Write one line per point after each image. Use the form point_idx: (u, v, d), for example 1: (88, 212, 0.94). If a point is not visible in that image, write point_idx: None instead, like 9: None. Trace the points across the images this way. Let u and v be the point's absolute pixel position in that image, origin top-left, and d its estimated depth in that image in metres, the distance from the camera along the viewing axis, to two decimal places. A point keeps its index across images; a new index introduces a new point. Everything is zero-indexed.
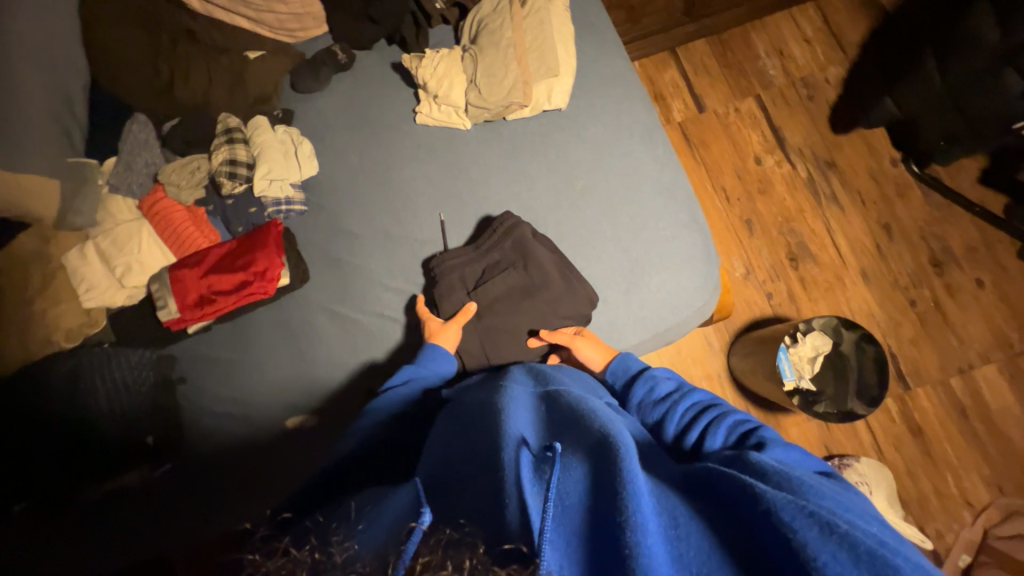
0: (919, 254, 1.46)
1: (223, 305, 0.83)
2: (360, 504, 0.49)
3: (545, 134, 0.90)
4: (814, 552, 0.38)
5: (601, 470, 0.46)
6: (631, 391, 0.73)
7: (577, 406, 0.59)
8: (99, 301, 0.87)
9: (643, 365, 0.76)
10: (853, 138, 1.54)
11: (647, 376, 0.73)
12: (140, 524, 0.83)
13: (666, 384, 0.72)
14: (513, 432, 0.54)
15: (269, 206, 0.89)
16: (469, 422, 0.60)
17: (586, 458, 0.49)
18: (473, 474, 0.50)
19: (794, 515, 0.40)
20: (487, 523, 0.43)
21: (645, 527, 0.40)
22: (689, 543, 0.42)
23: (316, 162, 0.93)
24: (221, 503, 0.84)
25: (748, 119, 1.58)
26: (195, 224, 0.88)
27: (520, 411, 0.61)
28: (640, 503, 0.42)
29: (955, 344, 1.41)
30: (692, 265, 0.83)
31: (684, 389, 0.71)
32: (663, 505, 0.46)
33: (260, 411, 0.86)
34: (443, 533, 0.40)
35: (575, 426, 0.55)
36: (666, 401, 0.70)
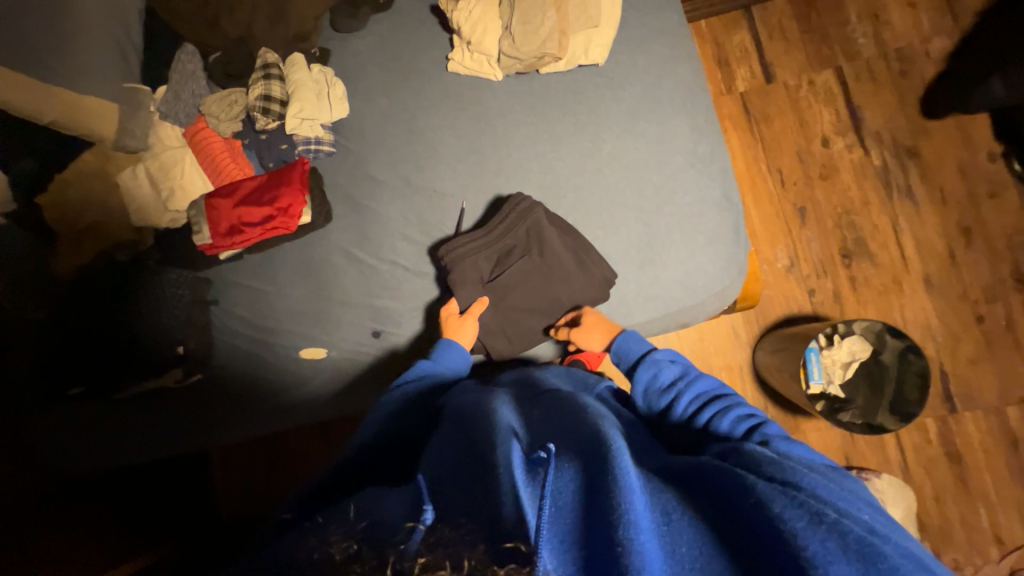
0: (1000, 266, 1.29)
1: (250, 236, 0.88)
2: (358, 506, 0.49)
3: (578, 91, 0.85)
4: (805, 543, 0.39)
5: (592, 458, 0.47)
6: (636, 376, 0.71)
7: (569, 408, 0.59)
8: (146, 221, 0.94)
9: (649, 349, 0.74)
10: (946, 125, 1.34)
11: (654, 362, 0.71)
12: (171, 422, 0.93)
13: (673, 370, 0.69)
14: (506, 429, 0.55)
15: (299, 144, 0.92)
16: (466, 420, 0.61)
17: (577, 450, 0.49)
18: (469, 472, 0.50)
19: (784, 507, 0.42)
20: (486, 516, 0.43)
21: (637, 518, 0.40)
22: (682, 539, 0.41)
23: (347, 104, 0.94)
24: (241, 413, 0.93)
25: (822, 94, 1.41)
26: (232, 157, 0.93)
27: (511, 410, 0.61)
28: (630, 491, 0.42)
29: (1022, 370, 1.26)
30: (715, 245, 0.79)
31: (691, 374, 0.69)
32: (653, 494, 0.45)
33: (279, 338, 0.93)
34: (442, 533, 0.40)
35: (566, 425, 0.56)
36: (672, 387, 0.68)
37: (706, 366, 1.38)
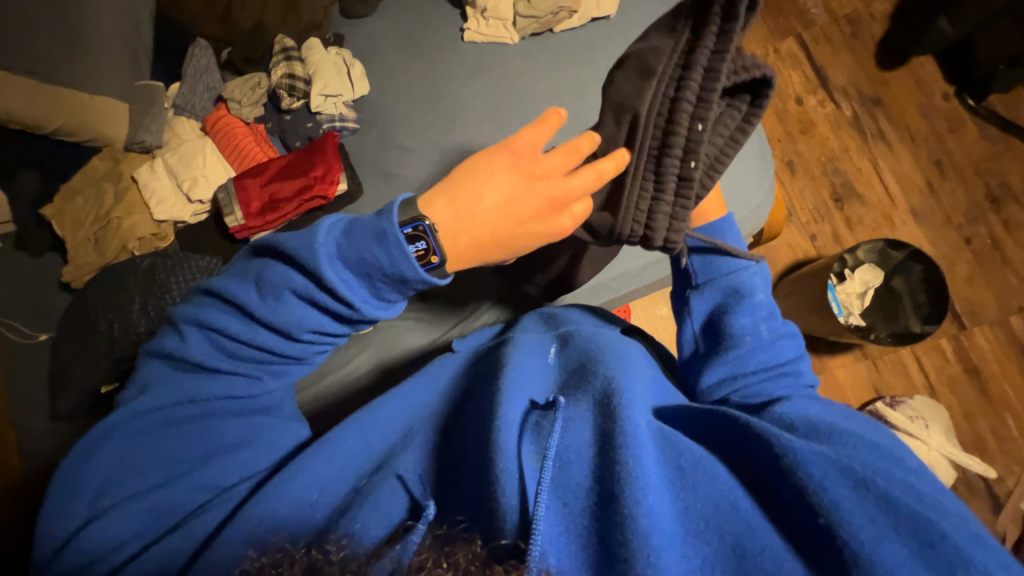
0: (974, 191, 1.40)
1: (286, 211, 0.86)
2: (358, 505, 0.50)
3: (593, 44, 0.90)
4: (848, 518, 0.40)
5: (608, 431, 0.48)
6: (698, 301, 0.69)
7: (587, 364, 0.59)
8: (168, 216, 0.91)
9: (728, 270, 0.68)
10: (901, 73, 1.48)
11: (724, 291, 0.67)
12: None
13: (742, 311, 0.65)
14: (517, 389, 0.55)
15: (324, 123, 0.92)
16: (481, 381, 0.61)
17: (590, 417, 0.51)
18: (477, 440, 0.52)
19: (825, 474, 0.42)
20: (483, 504, 0.46)
21: (647, 485, 0.43)
22: (694, 494, 0.45)
23: (367, 83, 0.96)
24: None
25: (788, 59, 1.54)
26: (256, 141, 0.92)
27: (527, 361, 0.61)
28: (643, 464, 0.44)
29: (1015, 281, 1.35)
30: (746, 164, 0.84)
31: (755, 322, 0.64)
32: (665, 451, 0.48)
33: None
34: (439, 529, 0.41)
35: (580, 386, 0.57)
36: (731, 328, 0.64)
37: None
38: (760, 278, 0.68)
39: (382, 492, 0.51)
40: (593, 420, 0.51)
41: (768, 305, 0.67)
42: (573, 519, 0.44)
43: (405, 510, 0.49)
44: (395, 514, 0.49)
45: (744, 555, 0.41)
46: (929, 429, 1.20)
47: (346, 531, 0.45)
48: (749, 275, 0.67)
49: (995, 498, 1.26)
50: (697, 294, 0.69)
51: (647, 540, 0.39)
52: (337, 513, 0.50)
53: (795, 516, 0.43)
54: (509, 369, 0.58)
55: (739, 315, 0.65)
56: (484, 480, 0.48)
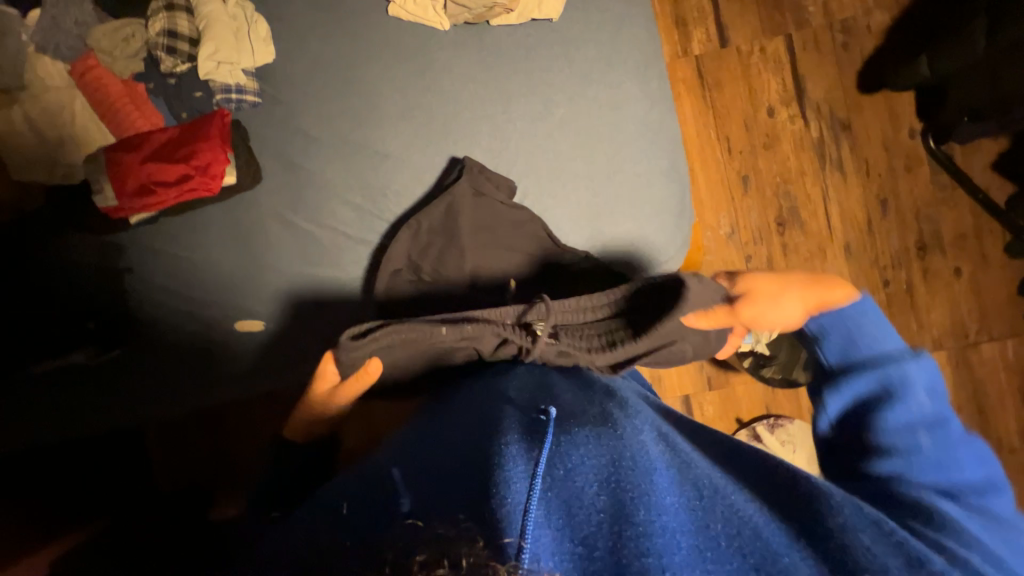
0: (907, 235, 1.43)
1: (165, 198, 0.79)
2: (343, 499, 0.52)
3: (531, 49, 0.80)
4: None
5: (616, 452, 0.49)
6: (831, 398, 0.75)
7: (589, 399, 0.61)
8: (31, 177, 0.80)
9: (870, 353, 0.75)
10: (877, 99, 1.41)
11: (884, 382, 0.71)
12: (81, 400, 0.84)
13: (925, 406, 0.68)
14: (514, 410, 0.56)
15: (216, 91, 0.81)
16: (472, 412, 0.60)
17: (596, 435, 0.52)
18: (473, 456, 0.50)
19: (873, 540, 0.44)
20: (476, 502, 0.42)
21: (658, 506, 0.42)
22: (717, 517, 0.43)
23: (273, 48, 0.83)
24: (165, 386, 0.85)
25: (771, 62, 1.42)
26: (133, 103, 0.81)
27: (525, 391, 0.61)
28: (653, 488, 0.44)
29: (915, 327, 1.42)
30: (662, 218, 0.81)
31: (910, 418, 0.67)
32: (682, 474, 0.49)
33: (205, 311, 0.85)
34: (439, 529, 0.37)
35: (584, 409, 0.58)
36: (891, 430, 0.67)
37: None
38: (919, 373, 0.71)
39: (362, 487, 0.53)
40: (599, 434, 0.52)
41: (930, 411, 0.68)
42: (577, 527, 0.40)
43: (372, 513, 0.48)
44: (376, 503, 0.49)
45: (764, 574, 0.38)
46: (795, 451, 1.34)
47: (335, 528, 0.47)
48: (907, 373, 0.71)
49: None
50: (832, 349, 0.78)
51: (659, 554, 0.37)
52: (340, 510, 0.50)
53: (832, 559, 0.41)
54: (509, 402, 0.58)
55: (898, 419, 0.68)
56: (472, 475, 0.46)
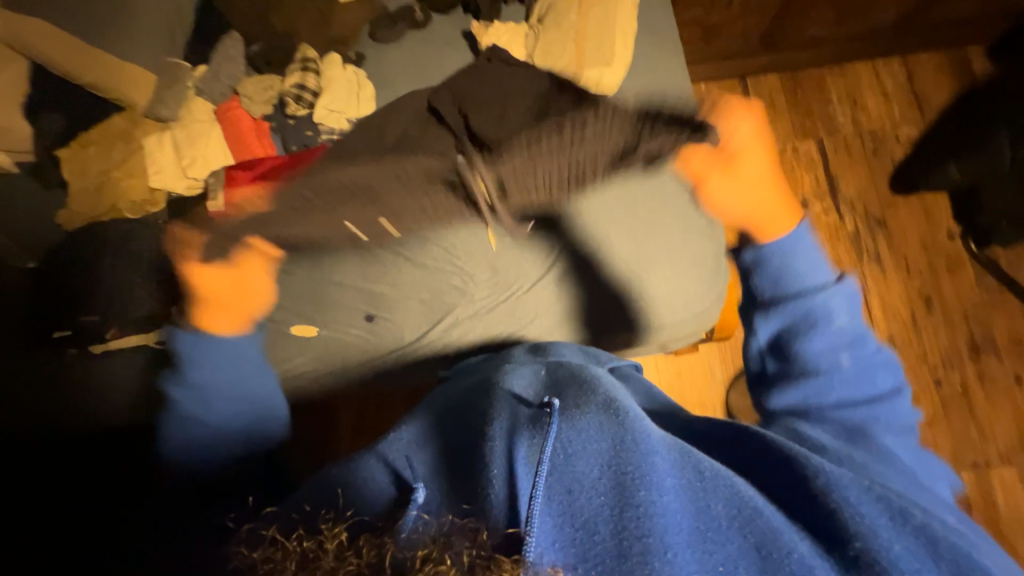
0: (956, 334, 1.38)
1: (263, 210, 0.94)
2: (344, 484, 0.51)
3: None
4: (887, 544, 0.39)
5: (618, 436, 0.45)
6: (761, 323, 0.71)
7: (577, 371, 0.59)
8: (163, 185, 0.97)
9: (800, 289, 0.68)
10: (912, 200, 1.47)
11: (804, 309, 0.68)
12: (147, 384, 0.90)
13: (856, 353, 0.65)
14: (509, 397, 0.54)
15: (323, 134, 0.99)
16: (470, 396, 0.60)
17: (598, 417, 0.48)
18: (471, 438, 0.50)
19: (861, 500, 0.42)
20: (474, 496, 0.44)
21: (660, 485, 0.41)
22: (718, 497, 0.42)
23: (374, 105, 1.02)
24: None
25: (804, 160, 1.54)
26: (257, 136, 0.99)
27: (520, 377, 0.61)
28: (654, 463, 0.43)
29: (975, 436, 1.31)
30: (698, 271, 0.89)
31: (870, 356, 0.66)
32: (684, 457, 0.45)
33: (272, 315, 0.95)
34: (446, 521, 0.41)
35: (580, 389, 0.53)
36: (812, 350, 0.66)
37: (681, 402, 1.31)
38: (840, 301, 0.68)
39: (366, 472, 0.52)
40: (599, 418, 0.47)
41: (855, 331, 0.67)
42: (578, 512, 0.40)
43: (392, 495, 0.48)
44: (386, 496, 0.48)
45: (770, 556, 0.38)
46: None
47: (337, 515, 0.45)
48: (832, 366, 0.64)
49: None
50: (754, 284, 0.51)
51: (662, 539, 0.38)
52: (311, 504, 0.50)
53: (820, 531, 0.41)
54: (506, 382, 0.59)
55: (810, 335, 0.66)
56: (480, 480, 0.44)
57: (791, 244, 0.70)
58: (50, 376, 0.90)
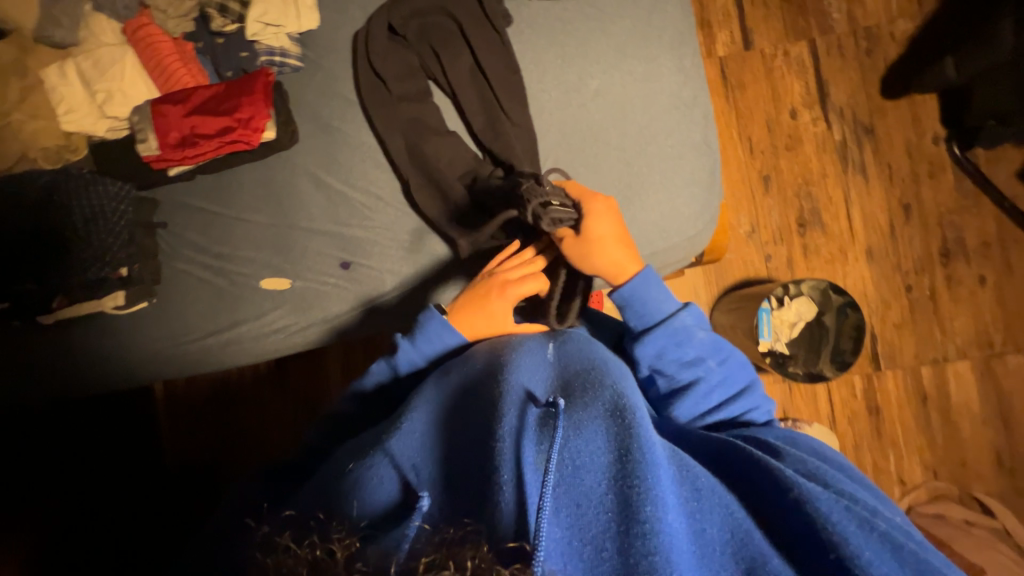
0: (931, 241, 1.40)
1: (204, 149, 0.82)
2: (343, 487, 0.49)
3: (569, 21, 0.85)
4: (855, 548, 0.39)
5: (625, 446, 0.44)
6: (645, 349, 0.65)
7: (586, 358, 0.56)
8: (79, 127, 0.83)
9: (660, 320, 0.65)
10: (900, 105, 1.42)
11: (666, 336, 0.64)
12: (128, 349, 0.89)
13: (716, 358, 0.65)
14: (511, 383, 0.51)
15: (261, 53, 0.85)
16: (469, 381, 0.55)
17: (603, 424, 0.46)
18: (473, 442, 0.48)
19: (832, 510, 0.41)
20: (482, 509, 0.41)
21: (665, 505, 0.40)
22: (710, 519, 0.42)
23: (317, 16, 0.87)
24: (199, 328, 0.89)
25: (795, 65, 1.43)
26: (182, 61, 0.85)
27: (526, 356, 0.57)
28: (659, 478, 0.41)
29: (937, 335, 1.37)
30: (691, 192, 0.84)
31: (726, 368, 0.65)
32: (681, 472, 0.45)
33: (237, 270, 0.88)
34: (449, 531, 0.39)
35: (586, 384, 0.51)
36: (673, 371, 0.64)
37: None
38: (690, 319, 0.66)
39: (376, 476, 0.49)
40: (604, 426, 0.46)
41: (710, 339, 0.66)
42: (584, 529, 0.39)
43: (403, 492, 0.48)
44: (392, 500, 0.47)
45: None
46: None
47: (350, 526, 0.43)
48: (703, 366, 0.64)
49: None
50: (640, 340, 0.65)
51: (669, 560, 0.36)
52: (326, 511, 0.46)
53: (804, 544, 0.41)
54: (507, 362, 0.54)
55: (667, 357, 0.64)
56: (487, 485, 0.43)
57: (643, 284, 0.67)
58: (17, 341, 0.88)
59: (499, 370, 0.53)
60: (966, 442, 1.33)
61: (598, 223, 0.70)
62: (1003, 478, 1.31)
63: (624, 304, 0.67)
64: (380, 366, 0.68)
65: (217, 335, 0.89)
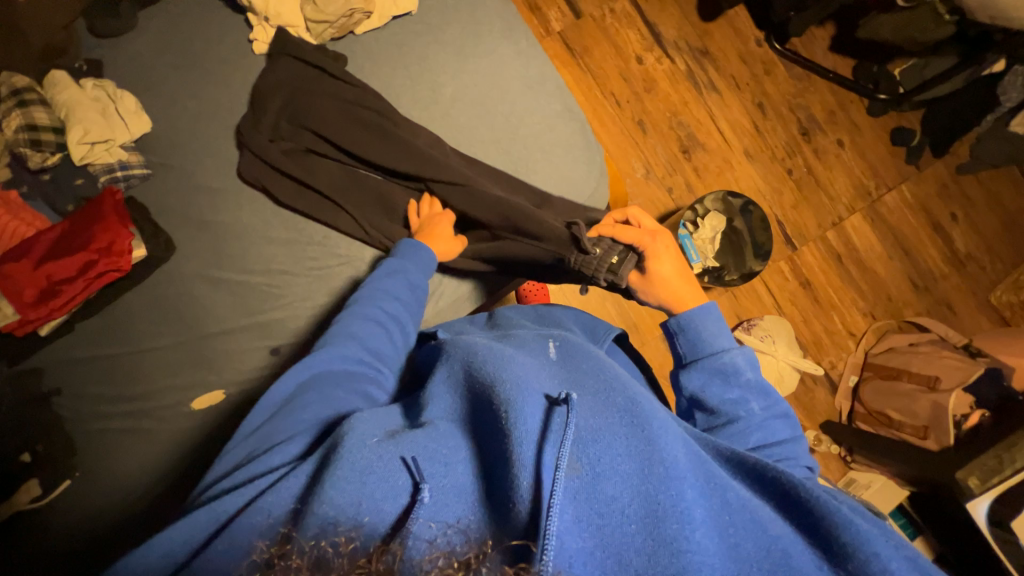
0: (790, 126, 1.58)
1: (72, 294, 0.75)
2: (347, 467, 0.44)
3: (402, 43, 0.87)
4: (877, 554, 0.42)
5: (648, 454, 0.44)
6: (687, 377, 0.67)
7: (598, 370, 0.55)
8: None
9: (710, 352, 0.67)
10: (720, 23, 1.58)
11: (711, 369, 0.66)
12: (54, 542, 0.76)
13: (759, 401, 0.65)
14: (523, 385, 0.48)
15: (100, 174, 0.79)
16: (475, 377, 0.52)
17: (623, 431, 0.46)
18: (485, 450, 0.46)
19: (875, 538, 0.43)
20: (495, 520, 0.41)
21: (691, 519, 0.40)
22: (743, 536, 0.43)
23: (147, 117, 0.83)
24: (140, 483, 0.79)
25: (623, 18, 1.56)
26: (10, 212, 0.76)
27: (530, 362, 0.55)
28: (685, 492, 0.42)
29: (827, 201, 1.54)
30: (574, 155, 0.88)
31: (768, 412, 0.65)
32: (711, 485, 0.45)
33: (160, 402, 0.80)
34: (457, 535, 0.39)
35: (600, 393, 0.51)
36: (716, 404, 0.65)
37: None
38: (744, 360, 0.67)
39: (380, 467, 0.44)
40: (625, 434, 0.45)
41: (758, 381, 0.67)
42: (606, 540, 0.39)
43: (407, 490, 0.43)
44: (399, 492, 0.43)
45: None
46: (776, 343, 1.37)
47: (353, 519, 0.40)
48: (748, 406, 0.65)
49: (831, 383, 1.43)
50: (688, 372, 0.68)
51: None
52: (327, 492, 0.41)
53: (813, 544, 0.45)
54: (514, 364, 0.52)
55: (713, 391, 0.66)
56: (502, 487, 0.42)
57: (699, 316, 0.69)
58: None
59: (507, 367, 0.51)
60: (885, 280, 1.51)
61: (658, 263, 0.75)
62: (922, 296, 1.50)
63: (678, 332, 0.70)
64: (375, 277, 0.72)
65: (163, 480, 0.80)
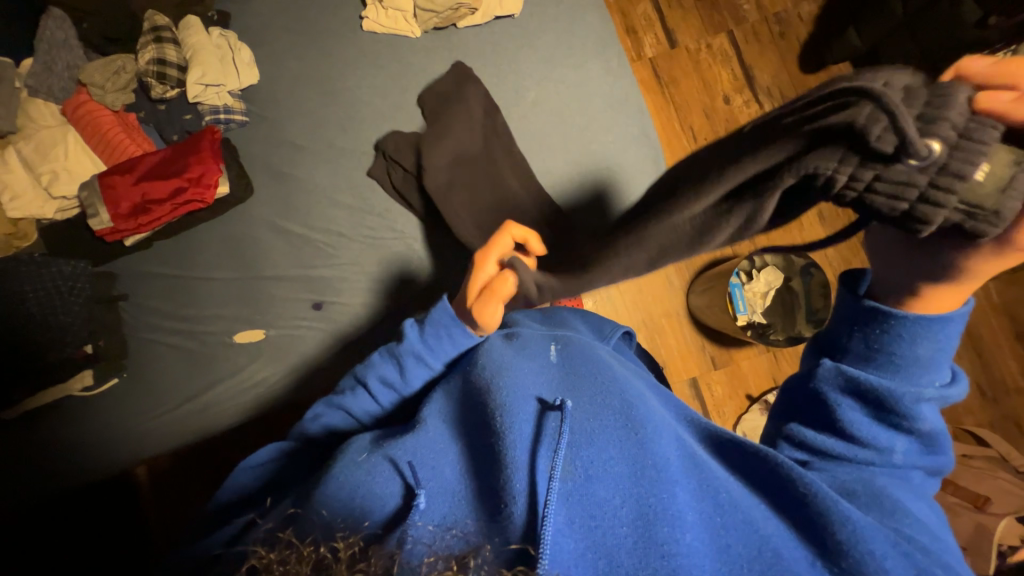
0: None
1: (159, 214, 0.83)
2: (343, 481, 0.47)
3: (498, 43, 0.90)
4: (873, 551, 0.39)
5: (639, 459, 0.44)
6: (833, 381, 0.47)
7: (594, 368, 0.55)
8: (26, 213, 0.81)
9: (895, 367, 0.45)
10: (820, 77, 1.52)
11: (872, 382, 0.45)
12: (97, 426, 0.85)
13: (915, 445, 0.47)
14: (518, 390, 0.50)
15: (206, 114, 0.87)
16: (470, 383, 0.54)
17: (616, 434, 0.46)
18: (478, 446, 0.47)
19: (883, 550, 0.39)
20: (486, 513, 0.41)
21: (682, 522, 0.40)
22: (735, 534, 0.41)
23: (256, 71, 0.91)
24: (175, 396, 0.86)
25: (719, 56, 1.53)
26: (126, 132, 0.85)
27: (528, 363, 0.56)
28: (674, 495, 0.41)
29: None
30: (639, 179, 0.88)
31: (918, 460, 0.47)
32: (703, 488, 0.44)
33: (207, 328, 0.87)
34: (453, 532, 0.39)
35: (596, 395, 0.51)
36: (854, 425, 0.46)
37: (647, 315, 1.36)
38: (928, 383, 0.45)
39: (376, 475, 0.47)
40: (617, 437, 0.46)
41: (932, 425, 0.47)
42: (599, 541, 0.39)
43: (400, 495, 0.45)
44: (394, 494, 0.45)
45: None
46: None
47: (353, 523, 0.42)
48: (896, 438, 0.46)
49: None
50: (841, 372, 0.47)
51: None
52: (328, 507, 0.44)
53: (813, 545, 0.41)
54: (510, 368, 0.53)
55: (861, 414, 0.46)
56: (494, 484, 0.42)
57: (922, 334, 0.43)
58: None
59: (500, 372, 0.52)
60: None
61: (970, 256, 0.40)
62: (989, 407, 1.36)
63: (873, 324, 0.45)
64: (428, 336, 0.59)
65: (194, 399, 0.86)
